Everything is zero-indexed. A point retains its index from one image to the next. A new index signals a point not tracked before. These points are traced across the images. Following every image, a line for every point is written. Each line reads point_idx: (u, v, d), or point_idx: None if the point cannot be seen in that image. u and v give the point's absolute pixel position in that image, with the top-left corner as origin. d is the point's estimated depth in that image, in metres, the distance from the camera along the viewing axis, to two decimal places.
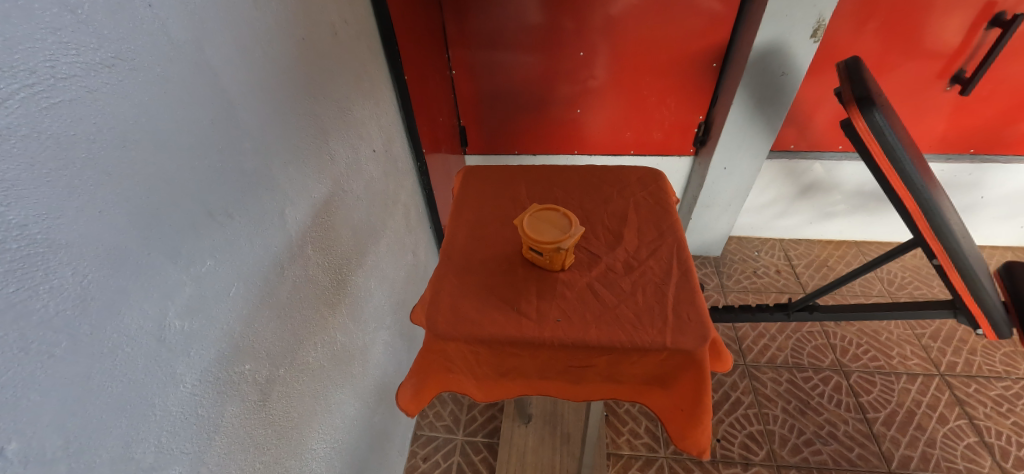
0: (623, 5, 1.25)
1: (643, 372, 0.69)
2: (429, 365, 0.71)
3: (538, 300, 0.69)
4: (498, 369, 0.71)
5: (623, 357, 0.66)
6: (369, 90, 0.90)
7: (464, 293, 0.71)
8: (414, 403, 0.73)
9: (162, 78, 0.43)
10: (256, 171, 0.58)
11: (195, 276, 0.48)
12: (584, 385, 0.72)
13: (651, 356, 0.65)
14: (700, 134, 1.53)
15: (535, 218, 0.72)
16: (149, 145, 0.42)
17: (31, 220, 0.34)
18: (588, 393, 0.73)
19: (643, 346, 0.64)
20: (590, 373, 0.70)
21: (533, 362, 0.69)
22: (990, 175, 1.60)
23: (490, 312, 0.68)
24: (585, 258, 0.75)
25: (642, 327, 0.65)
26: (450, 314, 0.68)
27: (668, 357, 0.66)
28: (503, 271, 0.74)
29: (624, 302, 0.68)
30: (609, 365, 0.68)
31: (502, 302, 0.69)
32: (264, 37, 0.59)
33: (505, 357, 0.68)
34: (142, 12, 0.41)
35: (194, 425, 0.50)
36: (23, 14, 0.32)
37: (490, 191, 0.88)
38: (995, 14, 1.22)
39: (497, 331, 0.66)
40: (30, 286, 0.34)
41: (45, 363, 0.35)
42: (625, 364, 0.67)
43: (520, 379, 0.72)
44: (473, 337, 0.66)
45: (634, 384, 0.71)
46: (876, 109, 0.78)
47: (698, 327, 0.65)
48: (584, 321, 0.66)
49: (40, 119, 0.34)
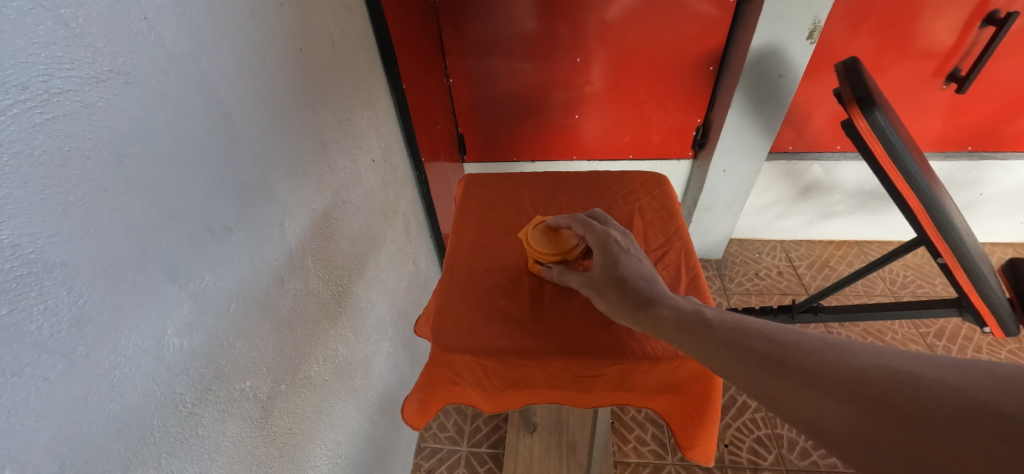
0: (619, 10, 1.25)
1: (655, 381, 0.66)
2: (435, 376, 0.69)
3: (544, 311, 0.68)
4: (507, 380, 0.68)
5: (635, 365, 0.64)
6: (367, 99, 0.90)
7: (468, 304, 0.69)
8: (420, 415, 0.71)
9: (158, 92, 0.42)
10: (254, 183, 0.57)
11: (194, 292, 0.47)
12: (594, 393, 0.69)
13: (663, 364, 0.63)
14: (698, 137, 1.53)
15: (540, 229, 0.73)
16: (145, 160, 0.41)
17: (25, 240, 0.32)
18: (598, 400, 0.70)
19: (654, 354, 0.62)
20: (602, 381, 0.67)
21: (542, 373, 0.66)
22: (988, 172, 1.60)
23: (496, 322, 0.67)
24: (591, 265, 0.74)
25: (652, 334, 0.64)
26: (456, 324, 0.67)
27: (679, 367, 0.64)
28: (510, 279, 0.73)
29: None
30: (620, 374, 0.66)
31: (507, 311, 0.68)
32: (262, 48, 0.58)
33: (515, 367, 0.66)
34: (137, 24, 0.40)
35: (195, 445, 0.48)
36: (15, 29, 0.32)
37: (493, 199, 0.87)
38: (988, 12, 1.22)
39: (504, 341, 0.65)
40: (24, 308, 0.33)
41: (40, 386, 0.34)
42: (635, 373, 0.65)
43: (528, 390, 0.70)
44: (481, 348, 0.64)
45: (644, 391, 0.68)
46: (878, 109, 0.76)
47: None
48: (591, 330, 0.66)
49: (33, 135, 0.33)
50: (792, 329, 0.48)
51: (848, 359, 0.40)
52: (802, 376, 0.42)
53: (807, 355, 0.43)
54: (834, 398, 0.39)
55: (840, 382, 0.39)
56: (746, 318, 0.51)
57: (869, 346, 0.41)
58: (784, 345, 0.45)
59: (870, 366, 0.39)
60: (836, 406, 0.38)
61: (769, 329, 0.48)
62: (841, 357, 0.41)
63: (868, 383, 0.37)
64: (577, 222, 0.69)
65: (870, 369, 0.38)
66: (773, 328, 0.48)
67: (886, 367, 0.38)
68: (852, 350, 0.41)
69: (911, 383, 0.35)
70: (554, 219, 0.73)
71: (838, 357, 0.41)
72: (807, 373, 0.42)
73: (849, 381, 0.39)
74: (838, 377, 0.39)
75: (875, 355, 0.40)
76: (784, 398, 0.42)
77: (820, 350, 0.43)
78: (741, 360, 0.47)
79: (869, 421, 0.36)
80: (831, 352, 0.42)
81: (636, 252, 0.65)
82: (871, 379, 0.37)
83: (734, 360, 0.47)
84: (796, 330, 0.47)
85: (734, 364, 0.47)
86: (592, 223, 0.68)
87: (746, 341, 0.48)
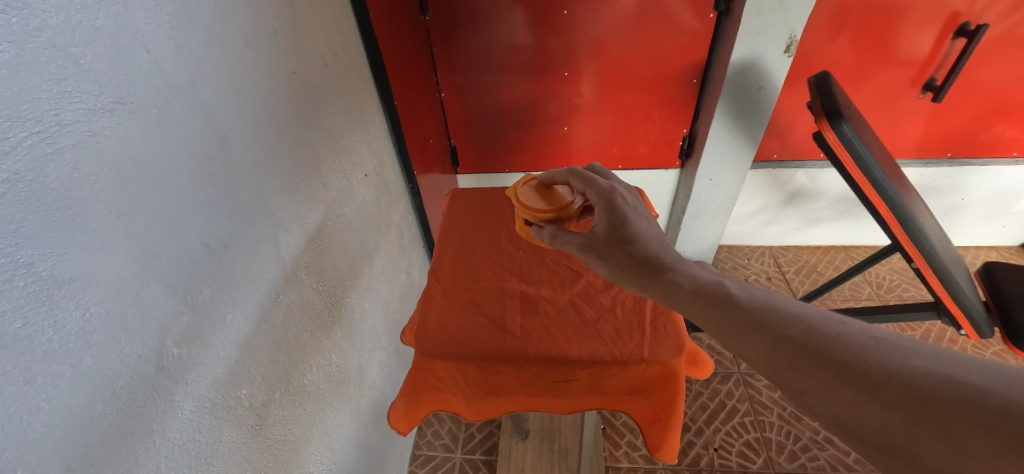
0: (604, 26, 1.30)
1: (625, 384, 0.69)
2: (418, 384, 0.71)
3: (521, 317, 0.71)
4: (486, 387, 0.71)
5: (604, 370, 0.66)
6: (360, 117, 0.93)
7: (452, 313, 0.72)
8: (406, 418, 0.72)
9: (160, 119, 0.46)
10: (249, 200, 0.60)
11: (193, 304, 0.50)
12: (571, 399, 0.71)
13: (630, 368, 0.66)
14: (685, 147, 1.57)
15: (532, 190, 0.78)
16: (147, 183, 0.44)
17: (37, 259, 0.36)
18: (575, 407, 0.72)
19: (621, 358, 0.65)
20: (575, 387, 0.69)
21: (519, 378, 0.69)
22: (969, 177, 1.64)
23: (476, 330, 0.70)
24: (567, 275, 0.78)
25: (620, 340, 0.67)
26: (439, 332, 0.69)
27: (647, 370, 0.67)
28: (490, 288, 0.76)
29: (604, 317, 0.71)
30: (592, 378, 0.68)
31: (487, 319, 0.71)
32: (257, 73, 0.62)
33: (492, 374, 0.68)
34: (141, 58, 0.44)
35: (192, 450, 0.51)
36: (30, 68, 0.35)
37: (475, 213, 0.91)
38: (959, 24, 1.26)
39: (483, 348, 0.67)
40: (35, 322, 0.36)
41: (49, 394, 0.37)
42: (606, 377, 0.68)
43: (508, 396, 0.72)
44: (461, 354, 0.67)
45: (617, 394, 0.71)
46: (844, 122, 0.80)
47: (674, 339, 0.67)
48: (565, 336, 0.69)
49: (45, 164, 0.36)
50: (827, 315, 0.48)
51: (899, 360, 0.40)
52: (845, 372, 0.41)
53: (849, 350, 0.43)
54: (881, 403, 0.39)
55: (889, 387, 0.39)
56: (774, 299, 0.51)
57: (919, 346, 0.41)
58: (820, 334, 0.45)
59: (926, 373, 0.38)
60: (881, 412, 0.38)
61: (802, 313, 0.48)
62: (890, 356, 0.41)
63: (924, 393, 0.37)
64: (577, 176, 0.73)
65: (921, 376, 0.38)
66: (806, 313, 0.48)
67: (945, 376, 0.37)
68: (902, 350, 0.41)
69: (976, 401, 0.35)
70: (548, 179, 0.78)
71: (887, 357, 0.41)
72: (850, 369, 0.41)
73: (902, 386, 0.38)
74: (889, 380, 0.39)
75: (928, 359, 0.39)
76: (819, 395, 0.42)
77: (863, 348, 0.42)
78: (772, 345, 0.47)
79: (919, 432, 0.36)
80: (878, 350, 0.42)
81: (638, 204, 0.68)
82: (922, 386, 0.38)
83: (762, 346, 0.47)
84: (834, 317, 0.47)
85: (762, 350, 0.47)
86: (592, 177, 0.72)
87: (776, 325, 0.48)
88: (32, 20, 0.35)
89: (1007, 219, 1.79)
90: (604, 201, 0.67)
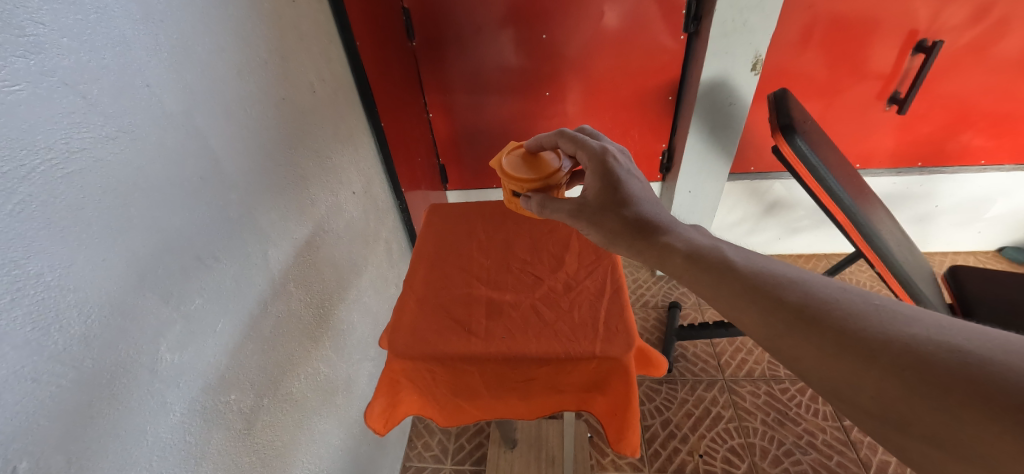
0: (582, 48, 1.37)
1: (579, 380, 0.74)
2: (389, 387, 0.75)
3: (486, 319, 0.75)
4: (454, 388, 0.76)
5: (559, 366, 0.71)
6: (348, 137, 0.99)
7: (420, 316, 0.76)
8: (381, 417, 0.77)
9: (158, 145, 0.51)
10: (238, 216, 0.64)
11: (185, 313, 0.55)
12: (531, 396, 0.77)
13: (582, 363, 0.70)
14: (665, 161, 1.63)
15: (517, 160, 0.78)
16: (144, 202, 0.49)
17: (47, 270, 0.40)
18: (538, 403, 0.78)
19: (576, 354, 0.69)
20: (537, 385, 0.74)
21: (483, 377, 0.73)
22: (941, 185, 1.69)
23: (443, 332, 0.74)
24: (529, 280, 0.83)
25: (575, 338, 0.71)
26: (410, 335, 0.73)
27: (599, 365, 0.71)
28: (459, 294, 0.81)
29: (562, 318, 0.75)
30: (550, 376, 0.73)
31: (454, 322, 0.75)
32: (248, 100, 0.67)
33: (458, 373, 0.73)
34: (142, 91, 0.49)
35: (183, 450, 0.55)
36: (45, 103, 0.40)
37: (448, 227, 0.95)
38: (918, 40, 1.34)
39: (452, 349, 0.71)
40: (43, 327, 0.40)
41: (53, 392, 0.41)
42: (562, 373, 0.73)
43: (473, 396, 0.77)
44: (427, 353, 0.71)
45: (575, 392, 0.77)
46: (798, 136, 0.86)
47: (624, 337, 0.71)
48: (526, 335, 0.72)
49: (55, 185, 0.41)
50: (829, 282, 0.49)
51: (898, 327, 0.41)
52: (843, 339, 0.43)
53: (848, 315, 0.44)
54: (879, 369, 0.40)
55: (887, 353, 0.40)
56: (774, 265, 0.53)
57: (919, 314, 0.42)
58: (821, 300, 0.47)
59: (924, 339, 0.40)
60: (877, 381, 0.40)
61: (801, 280, 0.49)
62: (892, 323, 0.42)
63: (925, 363, 0.38)
64: (566, 138, 0.76)
65: (923, 343, 0.39)
66: (804, 279, 0.50)
67: (944, 344, 0.39)
68: (902, 316, 0.42)
69: (976, 368, 0.36)
70: (535, 143, 0.78)
71: (883, 322, 0.42)
72: (848, 335, 0.43)
73: (900, 353, 0.40)
74: (889, 347, 0.40)
75: (926, 325, 0.41)
76: (813, 358, 0.44)
77: (864, 313, 0.44)
78: (770, 310, 0.48)
79: (916, 401, 0.38)
80: (879, 315, 0.43)
81: (628, 165, 0.71)
82: (922, 351, 0.39)
83: (756, 311, 0.49)
84: (835, 283, 0.48)
85: (756, 315, 0.49)
86: (583, 139, 0.74)
87: (776, 290, 0.50)
88: (47, 62, 0.40)
89: (982, 225, 1.84)
90: (597, 163, 0.70)
